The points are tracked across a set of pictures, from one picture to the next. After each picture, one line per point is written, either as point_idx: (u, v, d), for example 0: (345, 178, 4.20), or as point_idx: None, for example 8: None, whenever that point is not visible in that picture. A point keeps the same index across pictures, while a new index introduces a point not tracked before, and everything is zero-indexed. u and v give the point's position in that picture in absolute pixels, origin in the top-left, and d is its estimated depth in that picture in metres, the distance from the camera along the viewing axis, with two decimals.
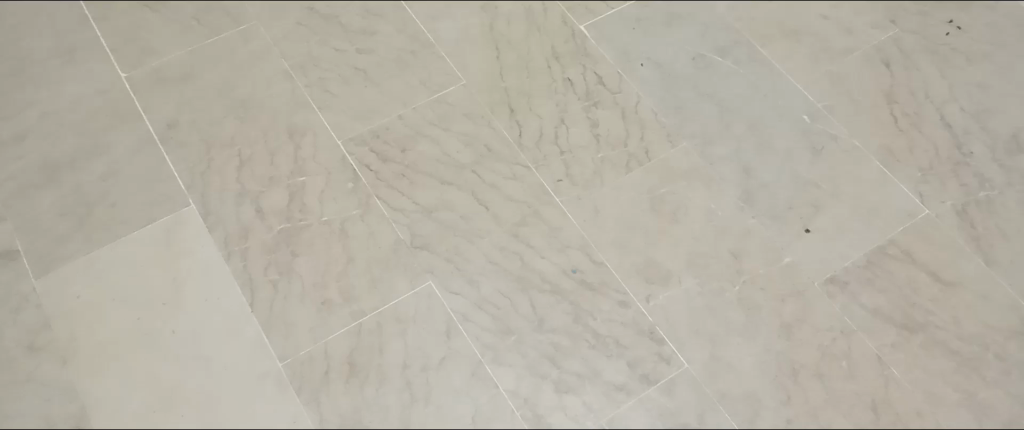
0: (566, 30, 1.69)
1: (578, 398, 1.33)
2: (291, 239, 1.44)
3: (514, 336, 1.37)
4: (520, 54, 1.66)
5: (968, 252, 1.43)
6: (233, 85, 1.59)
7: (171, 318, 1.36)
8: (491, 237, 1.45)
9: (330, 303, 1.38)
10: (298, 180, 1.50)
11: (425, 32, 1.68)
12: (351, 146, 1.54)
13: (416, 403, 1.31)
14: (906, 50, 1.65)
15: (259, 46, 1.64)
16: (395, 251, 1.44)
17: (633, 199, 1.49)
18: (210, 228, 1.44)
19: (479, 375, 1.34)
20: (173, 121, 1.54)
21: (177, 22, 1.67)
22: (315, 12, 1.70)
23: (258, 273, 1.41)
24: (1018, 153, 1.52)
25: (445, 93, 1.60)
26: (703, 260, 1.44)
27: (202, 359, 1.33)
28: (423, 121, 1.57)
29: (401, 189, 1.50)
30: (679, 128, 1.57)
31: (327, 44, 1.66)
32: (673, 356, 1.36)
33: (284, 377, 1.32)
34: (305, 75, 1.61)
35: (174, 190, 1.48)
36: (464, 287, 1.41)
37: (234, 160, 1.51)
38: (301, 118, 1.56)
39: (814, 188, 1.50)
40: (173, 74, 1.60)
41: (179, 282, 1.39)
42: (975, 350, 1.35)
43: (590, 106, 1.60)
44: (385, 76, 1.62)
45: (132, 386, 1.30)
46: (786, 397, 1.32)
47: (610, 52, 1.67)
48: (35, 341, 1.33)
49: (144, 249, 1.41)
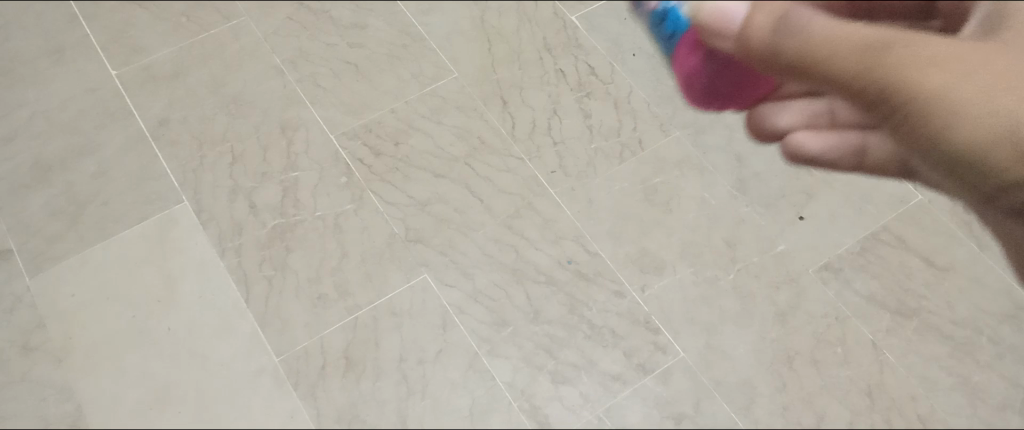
0: (557, 21, 1.69)
1: (576, 388, 1.33)
2: (285, 234, 1.44)
3: (509, 328, 1.37)
4: (511, 46, 1.65)
5: (960, 236, 1.43)
6: (223, 81, 1.58)
7: (166, 316, 1.35)
8: (486, 230, 1.45)
9: (326, 298, 1.38)
10: (291, 175, 1.49)
11: (415, 25, 1.68)
12: (343, 141, 1.53)
13: (414, 396, 1.32)
14: None
15: (249, 42, 1.63)
16: (390, 245, 1.43)
17: (627, 189, 1.49)
18: (203, 225, 1.44)
19: (476, 367, 1.34)
20: (163, 118, 1.53)
21: (165, 19, 1.65)
22: (303, 6, 1.69)
23: (253, 269, 1.41)
24: None
25: (437, 86, 1.60)
26: (696, 250, 1.44)
27: (198, 356, 1.33)
28: (415, 114, 1.56)
29: (395, 182, 1.49)
30: (672, 118, 1.57)
31: (316, 39, 1.65)
32: (669, 345, 1.36)
33: (280, 373, 1.32)
34: (296, 69, 1.61)
35: (165, 187, 1.46)
36: (460, 279, 1.41)
37: (226, 156, 1.51)
38: (292, 113, 1.56)
39: (807, 175, 1.50)
40: (163, 70, 1.58)
41: (173, 280, 1.38)
42: (969, 334, 1.36)
43: (582, 97, 1.59)
44: (376, 70, 1.61)
45: (127, 384, 1.30)
46: (782, 384, 1.33)
47: (601, 42, 1.66)
48: None
49: (136, 248, 1.39)
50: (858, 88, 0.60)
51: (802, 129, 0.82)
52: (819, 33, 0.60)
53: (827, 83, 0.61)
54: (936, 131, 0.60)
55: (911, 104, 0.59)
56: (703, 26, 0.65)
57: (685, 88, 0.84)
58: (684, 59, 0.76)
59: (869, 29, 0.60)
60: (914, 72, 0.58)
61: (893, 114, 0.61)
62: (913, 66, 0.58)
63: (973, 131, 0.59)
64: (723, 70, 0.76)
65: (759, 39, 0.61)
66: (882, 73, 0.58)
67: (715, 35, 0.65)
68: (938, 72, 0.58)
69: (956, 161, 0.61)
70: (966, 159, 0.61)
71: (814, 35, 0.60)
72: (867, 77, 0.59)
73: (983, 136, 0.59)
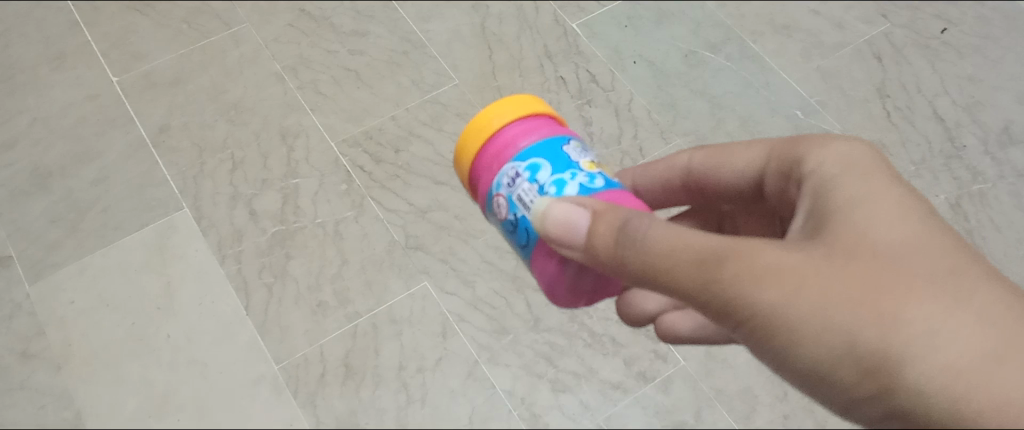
0: (557, 28, 1.70)
1: (576, 396, 1.33)
2: (285, 241, 1.43)
3: (509, 336, 1.37)
4: (512, 54, 1.65)
5: None
6: (224, 88, 1.58)
7: (165, 323, 1.35)
8: (486, 237, 1.45)
9: (325, 305, 1.38)
10: (292, 182, 1.49)
11: (416, 32, 1.68)
12: (344, 148, 1.53)
13: (413, 404, 1.31)
14: (897, 44, 1.66)
15: (250, 49, 1.64)
16: (390, 253, 1.43)
17: None
18: (203, 232, 1.44)
19: (475, 375, 1.34)
20: (164, 125, 1.53)
21: (166, 25, 1.65)
22: (305, 13, 1.69)
23: (252, 277, 1.40)
24: (1010, 145, 1.52)
25: (437, 93, 1.60)
26: None
27: (196, 363, 1.32)
28: (416, 122, 1.56)
29: (395, 190, 1.49)
30: (672, 125, 1.57)
31: (317, 46, 1.65)
32: (669, 353, 1.36)
33: (280, 380, 1.32)
34: (297, 76, 1.61)
35: (166, 195, 1.46)
36: (459, 288, 1.41)
37: (226, 163, 1.51)
38: (293, 121, 1.56)
39: None
40: (164, 77, 1.59)
41: (173, 287, 1.38)
42: None
43: (582, 105, 1.59)
44: (376, 77, 1.62)
45: (126, 392, 1.29)
46: (782, 393, 1.33)
47: (600, 50, 1.67)
48: (29, 348, 1.31)
49: (136, 255, 1.40)
50: (697, 299, 0.58)
51: (670, 310, 0.87)
52: (656, 248, 0.58)
53: (662, 290, 0.59)
54: (785, 345, 0.58)
55: (752, 319, 0.57)
56: (550, 236, 0.62)
57: (549, 297, 0.73)
58: (542, 264, 0.68)
59: (702, 235, 0.58)
60: (746, 285, 0.56)
61: (738, 325, 0.59)
62: (748, 281, 0.56)
63: (823, 348, 0.57)
64: (585, 271, 0.68)
65: (604, 250, 0.59)
66: (717, 289, 0.57)
67: (564, 243, 0.62)
68: (771, 287, 0.56)
69: (811, 376, 0.59)
70: (820, 377, 0.59)
71: (649, 253, 0.58)
72: (705, 291, 0.57)
73: (832, 355, 0.57)
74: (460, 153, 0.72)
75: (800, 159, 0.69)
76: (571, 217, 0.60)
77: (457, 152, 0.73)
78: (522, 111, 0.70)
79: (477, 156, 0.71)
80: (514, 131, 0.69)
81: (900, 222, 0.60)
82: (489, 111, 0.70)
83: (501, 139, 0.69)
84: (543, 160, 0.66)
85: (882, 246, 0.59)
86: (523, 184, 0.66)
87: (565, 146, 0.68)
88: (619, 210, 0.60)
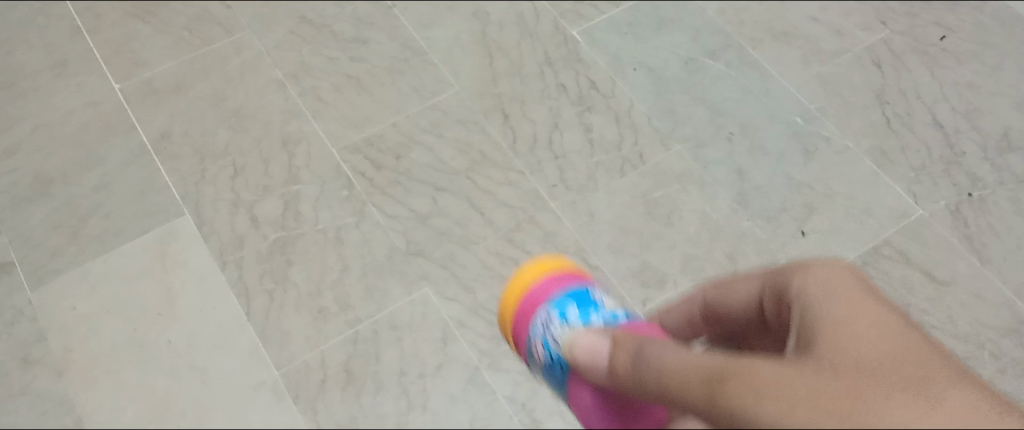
0: (557, 35, 1.70)
1: None
2: (286, 247, 1.44)
3: (509, 342, 1.36)
4: (512, 61, 1.66)
5: (961, 250, 1.42)
6: (225, 95, 1.59)
7: (166, 329, 1.35)
8: (486, 243, 1.45)
9: (326, 311, 1.38)
10: (293, 188, 1.50)
11: (417, 39, 1.69)
12: (345, 155, 1.54)
13: (414, 410, 1.31)
14: (896, 51, 1.67)
15: (251, 56, 1.64)
16: (390, 259, 1.43)
17: (627, 202, 1.49)
18: (203, 238, 1.44)
19: (476, 381, 1.33)
20: (166, 132, 1.54)
21: (168, 33, 1.67)
22: (306, 20, 1.70)
23: (253, 283, 1.40)
24: (1008, 151, 1.52)
25: (438, 100, 1.60)
26: (696, 263, 1.43)
27: (197, 369, 1.32)
28: (416, 128, 1.57)
29: (396, 196, 1.49)
30: (672, 131, 1.57)
31: (318, 53, 1.66)
32: None
33: (280, 386, 1.32)
34: (298, 83, 1.61)
35: (167, 201, 1.47)
36: (460, 293, 1.41)
37: (228, 169, 1.51)
38: (294, 127, 1.56)
39: (807, 189, 1.50)
40: (166, 84, 1.59)
41: (174, 293, 1.39)
42: (970, 348, 1.33)
43: (583, 111, 1.60)
44: (377, 84, 1.62)
45: (127, 398, 1.29)
46: None
47: (601, 57, 1.67)
48: (29, 354, 1.30)
49: (137, 261, 1.41)
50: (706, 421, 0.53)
51: None
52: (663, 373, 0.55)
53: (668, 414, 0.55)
54: None
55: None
56: (579, 367, 0.64)
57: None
58: (577, 394, 0.65)
59: (705, 355, 0.55)
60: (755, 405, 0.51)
61: None
62: (755, 402, 0.51)
63: None
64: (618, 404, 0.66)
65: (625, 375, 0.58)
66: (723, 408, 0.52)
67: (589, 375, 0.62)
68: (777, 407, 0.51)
69: None
70: None
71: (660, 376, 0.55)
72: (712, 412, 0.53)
73: None
74: (503, 322, 0.77)
75: (778, 281, 0.69)
76: (596, 348, 0.63)
77: (501, 319, 0.78)
78: (548, 266, 0.75)
79: (514, 318, 0.75)
80: (543, 285, 0.74)
81: (883, 338, 0.59)
82: (520, 274, 0.76)
83: (532, 293, 0.73)
84: (573, 307, 0.70)
85: (873, 363, 0.56)
86: (557, 329, 0.69)
87: (591, 297, 0.72)
88: (631, 343, 0.60)
